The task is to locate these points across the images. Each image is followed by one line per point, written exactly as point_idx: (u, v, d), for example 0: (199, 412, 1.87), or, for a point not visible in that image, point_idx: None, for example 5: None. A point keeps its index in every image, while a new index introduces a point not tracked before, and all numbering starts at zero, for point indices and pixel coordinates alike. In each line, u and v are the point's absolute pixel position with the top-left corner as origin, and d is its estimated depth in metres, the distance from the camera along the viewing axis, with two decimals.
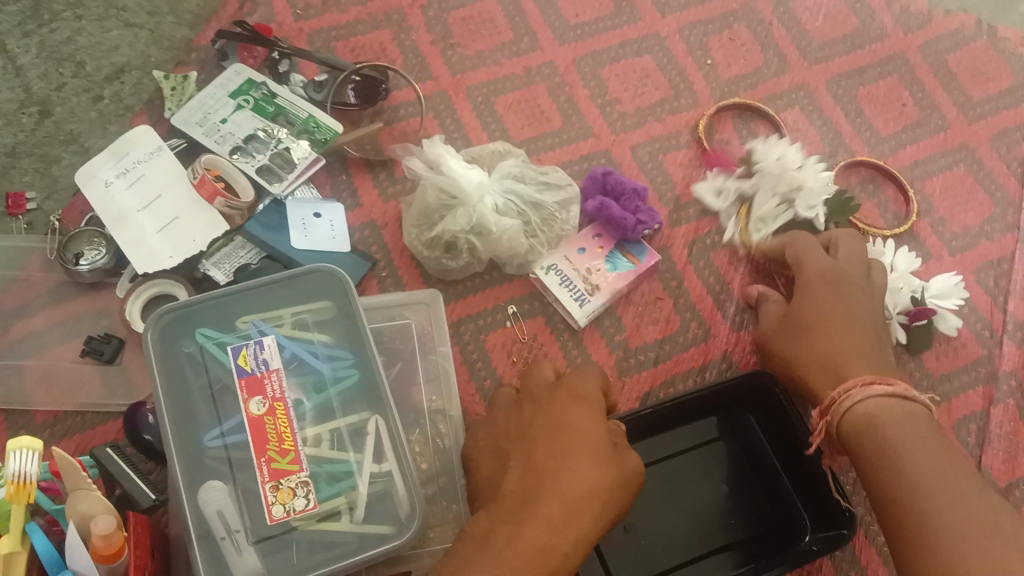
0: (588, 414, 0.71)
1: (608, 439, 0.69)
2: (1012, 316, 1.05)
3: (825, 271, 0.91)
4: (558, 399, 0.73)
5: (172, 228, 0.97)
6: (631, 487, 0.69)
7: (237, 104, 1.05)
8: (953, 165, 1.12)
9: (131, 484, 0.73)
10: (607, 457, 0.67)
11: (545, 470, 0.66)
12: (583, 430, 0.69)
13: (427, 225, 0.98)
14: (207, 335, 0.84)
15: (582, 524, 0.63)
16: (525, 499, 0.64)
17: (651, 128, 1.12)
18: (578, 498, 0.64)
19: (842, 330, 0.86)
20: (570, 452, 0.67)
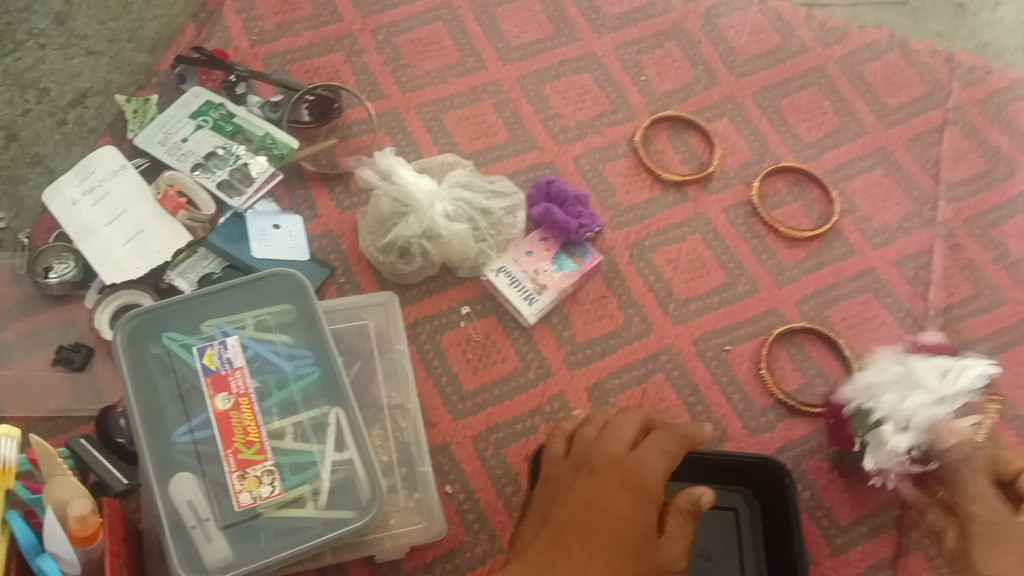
0: (629, 504, 0.72)
1: (641, 533, 0.71)
2: (931, 304, 1.13)
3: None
4: (610, 486, 0.73)
5: (136, 240, 1.01)
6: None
7: (197, 124, 1.10)
8: (872, 167, 1.21)
9: (106, 470, 0.76)
10: (632, 551, 0.70)
11: (570, 559, 0.69)
12: (618, 520, 0.71)
13: (381, 231, 1.03)
14: (174, 337, 0.88)
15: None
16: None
17: (591, 140, 1.19)
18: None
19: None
20: (599, 545, 0.69)
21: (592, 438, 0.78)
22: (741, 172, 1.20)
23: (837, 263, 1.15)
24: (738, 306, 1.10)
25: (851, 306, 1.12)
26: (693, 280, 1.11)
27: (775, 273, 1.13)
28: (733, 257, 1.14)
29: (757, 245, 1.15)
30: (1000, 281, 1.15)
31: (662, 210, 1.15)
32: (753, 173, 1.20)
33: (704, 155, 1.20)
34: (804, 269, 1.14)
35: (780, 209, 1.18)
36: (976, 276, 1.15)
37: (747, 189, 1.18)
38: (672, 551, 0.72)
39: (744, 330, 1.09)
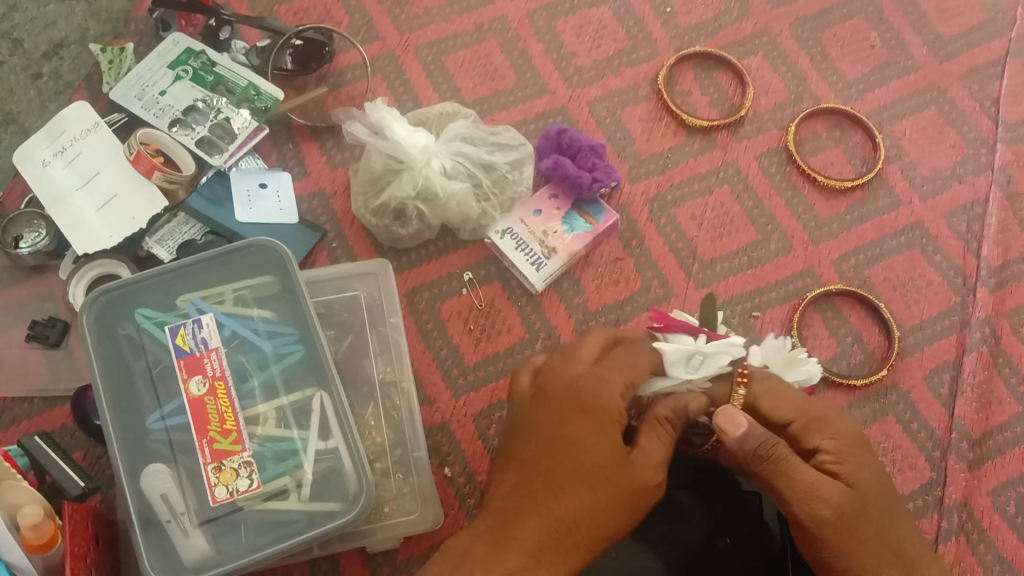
0: (593, 432, 0.67)
1: (604, 465, 0.66)
2: (985, 261, 1.02)
3: (847, 436, 0.69)
4: (568, 416, 0.68)
5: (110, 206, 0.94)
6: (642, 501, 0.66)
7: (176, 75, 1.01)
8: (923, 107, 1.09)
9: (64, 473, 0.75)
10: (603, 482, 0.65)
11: (535, 497, 0.66)
12: (586, 456, 0.66)
13: (374, 192, 0.95)
14: (147, 315, 0.81)
15: (561, 552, 0.64)
16: (528, 548, 0.64)
17: (608, 81, 1.08)
18: (575, 534, 0.64)
19: (892, 527, 0.67)
20: (565, 478, 0.66)
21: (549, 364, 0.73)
22: (776, 115, 1.08)
23: (881, 216, 1.04)
24: (768, 267, 1.00)
25: (896, 265, 1.01)
26: (719, 238, 1.01)
27: (811, 228, 1.02)
28: (764, 211, 1.03)
29: (792, 196, 1.04)
30: None
31: (686, 159, 1.05)
32: (789, 115, 1.08)
33: (735, 95, 1.09)
34: (842, 224, 1.03)
35: (819, 156, 1.06)
36: None
37: (783, 134, 1.07)
38: (648, 467, 0.66)
39: (775, 293, 0.99)
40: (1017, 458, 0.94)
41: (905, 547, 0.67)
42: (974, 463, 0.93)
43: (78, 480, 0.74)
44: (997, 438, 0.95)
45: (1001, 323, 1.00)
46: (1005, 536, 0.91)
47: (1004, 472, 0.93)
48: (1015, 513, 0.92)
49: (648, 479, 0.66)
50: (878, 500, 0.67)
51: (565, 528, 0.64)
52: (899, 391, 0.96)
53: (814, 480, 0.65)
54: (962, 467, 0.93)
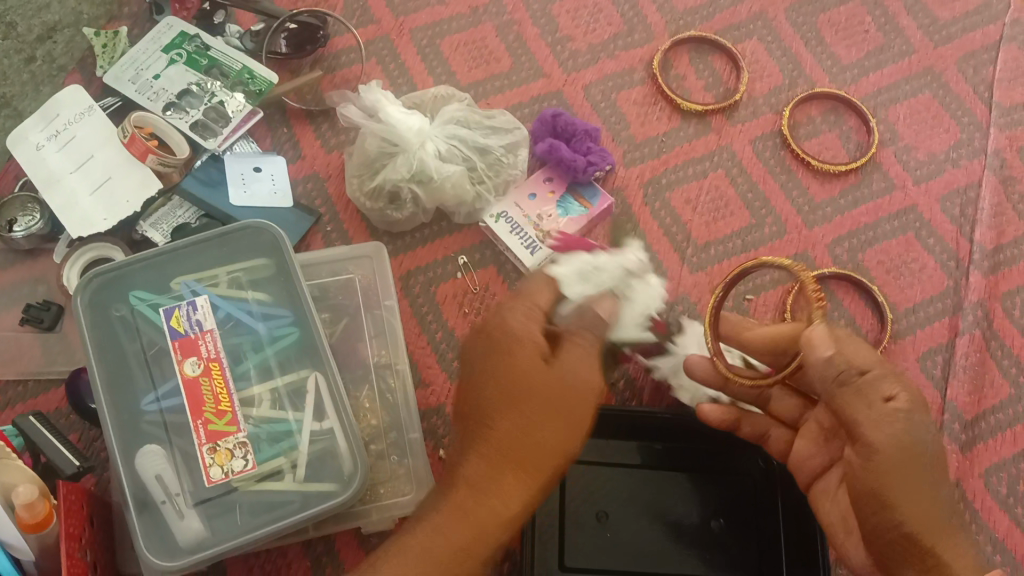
0: (509, 360, 0.64)
1: (524, 378, 0.62)
2: (979, 245, 1.02)
3: (917, 395, 0.65)
4: (489, 357, 0.65)
5: (104, 189, 0.94)
6: (578, 403, 0.63)
7: (170, 58, 1.01)
8: (918, 91, 1.09)
9: (58, 454, 0.75)
10: (530, 401, 0.62)
11: (478, 440, 0.62)
12: (510, 379, 0.63)
13: (369, 175, 0.94)
14: (140, 297, 0.81)
15: (510, 476, 0.61)
16: (476, 480, 0.61)
17: (603, 65, 1.08)
18: (516, 452, 0.61)
19: (943, 480, 0.63)
20: (496, 404, 0.62)
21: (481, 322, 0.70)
22: (771, 99, 1.08)
23: (875, 200, 1.04)
24: (762, 251, 1.00)
25: (889, 249, 1.02)
26: (714, 221, 1.01)
27: (805, 212, 1.02)
28: (759, 195, 1.03)
29: (786, 180, 1.04)
30: None
31: (681, 143, 1.05)
32: (784, 99, 1.08)
33: (730, 79, 1.09)
34: (837, 207, 1.03)
35: (814, 140, 1.07)
36: None
37: (777, 118, 1.07)
38: (570, 369, 0.64)
39: (769, 277, 0.99)
40: (1009, 440, 0.94)
41: (950, 505, 0.62)
42: (967, 445, 0.94)
43: (72, 459, 0.74)
44: (990, 420, 0.95)
45: (994, 306, 1.00)
46: (998, 518, 0.91)
47: (996, 454, 0.94)
48: (1007, 494, 0.92)
49: (571, 380, 0.63)
50: (928, 445, 0.63)
51: (511, 456, 0.61)
52: None
53: (871, 415, 0.63)
54: (955, 449, 0.93)
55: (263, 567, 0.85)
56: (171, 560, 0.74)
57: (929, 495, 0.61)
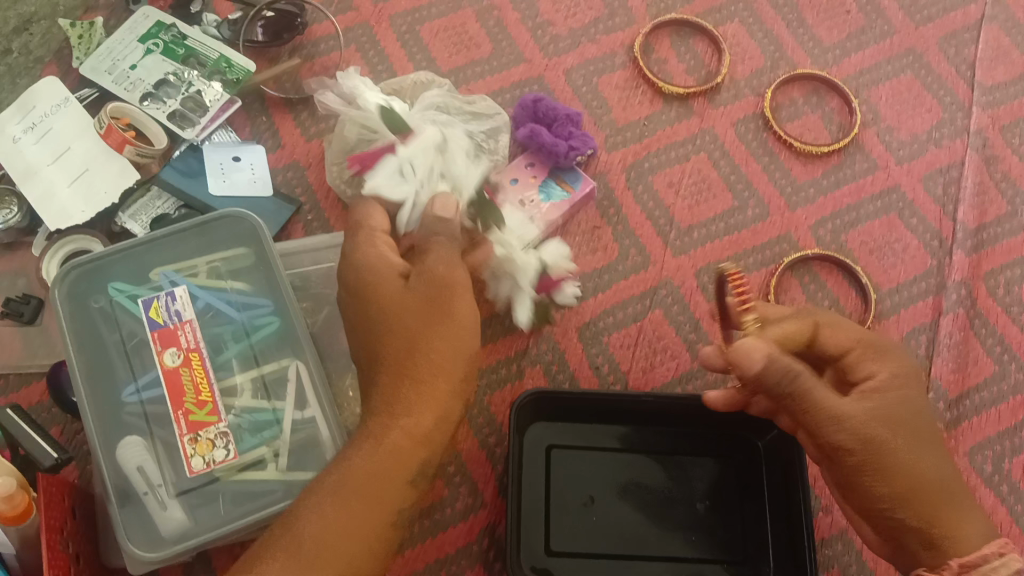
0: (371, 290, 0.68)
1: (390, 299, 0.67)
2: (962, 224, 1.02)
3: (902, 368, 0.67)
4: (363, 299, 0.68)
5: (82, 180, 0.93)
6: (449, 306, 0.66)
7: (147, 48, 1.00)
8: (900, 72, 1.09)
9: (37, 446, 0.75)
10: (404, 318, 0.66)
11: (380, 374, 0.65)
12: (377, 306, 0.67)
13: (348, 162, 0.94)
14: (119, 288, 0.81)
15: (405, 385, 0.64)
16: (378, 403, 0.65)
17: (585, 49, 1.07)
18: (405, 368, 0.64)
19: (935, 446, 0.65)
20: (372, 329, 0.67)
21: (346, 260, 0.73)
22: (753, 81, 1.08)
23: (857, 181, 1.04)
24: (745, 233, 1.00)
25: (872, 230, 1.02)
26: (696, 205, 1.01)
27: (788, 194, 1.02)
28: (741, 177, 1.03)
29: (769, 162, 1.04)
30: None
31: (663, 126, 1.04)
32: (766, 81, 1.08)
33: (711, 62, 1.08)
34: (820, 188, 1.03)
35: (797, 122, 1.06)
36: (1012, 190, 1.04)
37: (760, 100, 1.07)
38: (436, 275, 0.67)
39: (752, 259, 0.99)
40: (992, 417, 0.95)
41: (944, 471, 0.64)
42: (951, 423, 0.94)
43: (51, 450, 0.73)
44: (974, 399, 0.95)
45: (977, 285, 1.00)
46: (983, 495, 0.91)
47: (981, 432, 0.94)
48: (992, 472, 0.92)
49: (438, 285, 0.66)
50: (912, 414, 0.64)
51: (399, 368, 0.64)
52: None
53: (831, 398, 0.64)
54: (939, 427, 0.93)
55: (250, 557, 0.84)
56: (154, 551, 0.73)
57: (912, 466, 0.62)
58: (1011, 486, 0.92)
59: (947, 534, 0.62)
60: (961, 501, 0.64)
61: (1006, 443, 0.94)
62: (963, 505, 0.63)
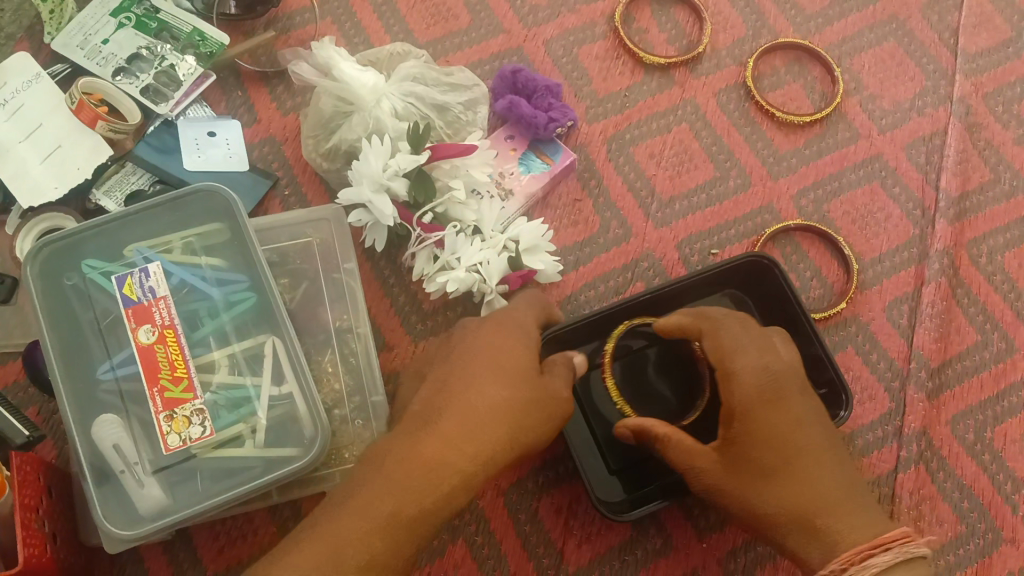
0: (504, 342, 0.67)
1: (525, 362, 0.66)
2: (944, 192, 1.02)
3: (761, 391, 0.67)
4: (483, 328, 0.69)
5: (55, 157, 0.92)
6: (558, 412, 0.66)
7: (119, 23, 0.98)
8: (883, 40, 1.08)
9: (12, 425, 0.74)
10: (520, 379, 0.64)
11: (451, 390, 0.64)
12: (499, 353, 0.66)
13: (325, 135, 0.93)
14: (92, 266, 0.79)
15: (481, 439, 0.61)
16: (448, 441, 0.60)
17: (564, 19, 1.06)
18: (495, 417, 0.62)
19: (802, 459, 0.65)
20: (480, 371, 0.64)
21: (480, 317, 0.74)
22: (734, 51, 1.07)
23: (840, 150, 1.03)
24: (727, 204, 1.00)
25: (854, 199, 1.01)
26: (678, 176, 1.00)
27: (770, 164, 1.02)
28: (723, 147, 1.02)
29: (750, 132, 1.03)
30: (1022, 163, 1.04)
31: (644, 97, 1.03)
32: (747, 51, 1.07)
33: (692, 32, 1.07)
34: (801, 158, 1.02)
35: (778, 91, 1.05)
36: (995, 158, 1.04)
37: (741, 70, 1.06)
38: (559, 385, 0.67)
39: (733, 231, 0.99)
40: (975, 386, 0.95)
41: (811, 490, 0.64)
42: (933, 392, 0.94)
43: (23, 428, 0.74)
44: (956, 368, 0.95)
45: (960, 254, 1.00)
46: (965, 464, 0.92)
47: (963, 401, 0.94)
48: (974, 441, 0.93)
49: (560, 394, 0.66)
50: (763, 442, 0.66)
51: (488, 417, 0.61)
52: (858, 323, 0.96)
53: (690, 445, 0.71)
54: (922, 396, 0.93)
55: (229, 534, 0.84)
56: (133, 529, 0.73)
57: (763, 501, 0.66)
58: (993, 454, 0.92)
59: (821, 548, 0.63)
60: (847, 507, 0.64)
61: (989, 412, 0.94)
62: (847, 515, 0.63)
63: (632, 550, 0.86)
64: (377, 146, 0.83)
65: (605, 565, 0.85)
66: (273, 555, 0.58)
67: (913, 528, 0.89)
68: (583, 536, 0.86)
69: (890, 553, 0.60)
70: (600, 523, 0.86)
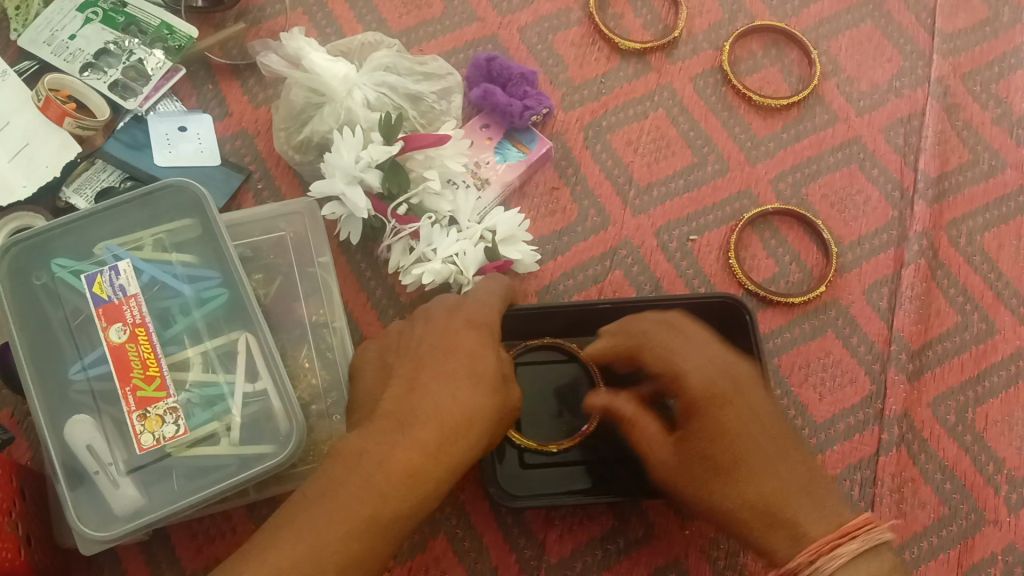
0: (477, 340, 0.66)
1: (498, 365, 0.65)
2: (923, 174, 1.01)
3: (710, 386, 0.66)
4: (452, 323, 0.68)
5: (23, 155, 0.91)
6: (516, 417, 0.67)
7: (86, 17, 0.97)
8: (860, 21, 1.08)
9: None
10: (492, 384, 0.64)
11: (424, 390, 0.63)
12: (474, 356, 0.65)
13: (296, 127, 0.92)
14: (61, 264, 0.78)
15: (457, 449, 0.61)
16: (426, 451, 0.60)
17: (538, 6, 1.05)
18: (461, 428, 0.62)
19: (767, 451, 0.64)
20: (455, 374, 0.63)
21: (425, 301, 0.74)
22: (710, 36, 1.06)
23: (818, 133, 1.02)
24: (705, 190, 0.99)
25: (833, 182, 1.01)
26: (655, 162, 1.00)
27: (748, 148, 1.01)
28: (700, 133, 1.01)
29: (728, 117, 1.02)
30: (1001, 143, 1.04)
31: (621, 84, 1.03)
32: (723, 35, 1.06)
33: (668, 17, 1.06)
34: (779, 142, 1.02)
35: (755, 75, 1.05)
36: (974, 138, 1.04)
37: (718, 54, 1.05)
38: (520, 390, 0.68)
39: (712, 217, 0.98)
40: (955, 367, 0.94)
41: (769, 484, 0.63)
42: (914, 374, 0.94)
43: None
44: (937, 349, 0.95)
45: (939, 236, 0.99)
46: (946, 446, 0.91)
47: (943, 382, 0.94)
48: (955, 422, 0.92)
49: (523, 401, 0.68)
50: (721, 433, 0.64)
51: (463, 428, 0.62)
52: (838, 306, 0.96)
53: (651, 432, 0.70)
54: (902, 379, 0.93)
55: (207, 533, 0.83)
56: (108, 531, 0.72)
57: (728, 493, 0.64)
58: (974, 436, 0.92)
59: (784, 540, 0.62)
60: (810, 500, 0.63)
61: (970, 394, 0.94)
62: (809, 507, 0.62)
63: (613, 540, 0.86)
64: (348, 137, 0.83)
65: (587, 554, 0.85)
66: (246, 552, 0.57)
67: (896, 511, 0.88)
68: (564, 527, 0.85)
69: (854, 544, 0.60)
70: (580, 514, 0.86)
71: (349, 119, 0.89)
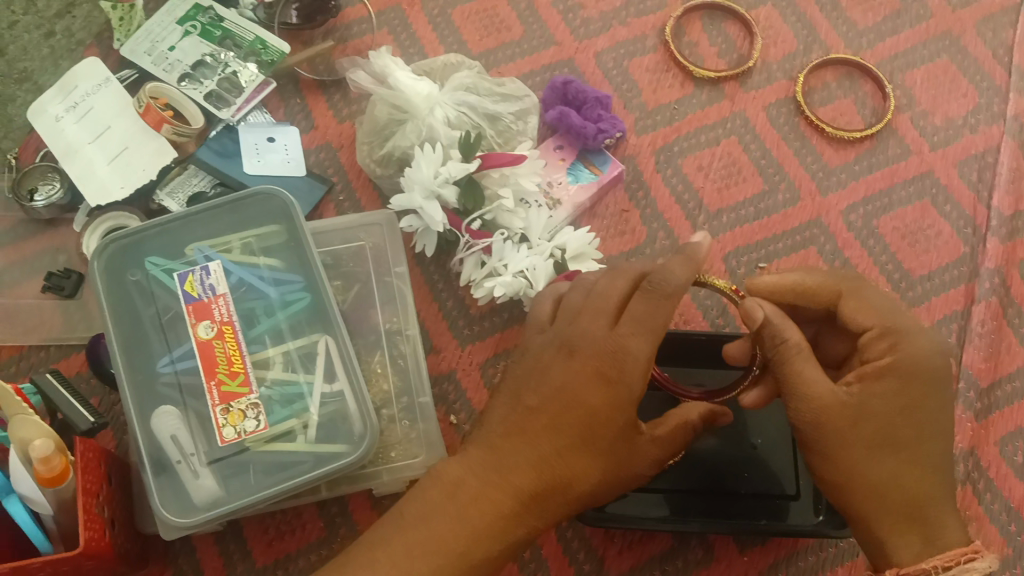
0: (608, 400, 0.62)
1: (618, 428, 0.63)
2: (996, 211, 1.01)
3: (926, 361, 0.64)
4: (586, 368, 0.63)
5: (121, 159, 0.96)
6: (630, 479, 0.65)
7: (185, 30, 1.03)
8: (936, 55, 1.08)
9: (73, 411, 0.78)
10: (602, 450, 0.63)
11: (533, 440, 0.62)
12: (595, 418, 0.62)
13: (378, 142, 0.96)
14: (155, 262, 0.82)
15: (548, 503, 0.62)
16: (519, 498, 0.61)
17: (616, 32, 1.08)
18: (560, 481, 0.62)
19: (933, 444, 0.63)
20: (569, 434, 0.62)
21: (568, 317, 0.68)
22: (785, 66, 1.07)
23: (890, 165, 1.03)
24: (775, 218, 1.00)
25: (904, 215, 1.01)
26: (725, 188, 1.01)
27: (819, 178, 1.02)
28: (772, 160, 1.02)
29: (800, 146, 1.03)
30: None
31: (694, 110, 1.04)
32: (798, 65, 1.07)
33: (743, 46, 1.08)
34: (852, 172, 1.02)
35: (828, 106, 1.06)
36: None
37: (792, 85, 1.06)
38: (648, 452, 0.65)
39: (781, 245, 0.99)
40: None
41: (930, 478, 0.63)
42: (981, 412, 0.93)
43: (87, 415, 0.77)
44: (1005, 388, 0.94)
45: (1011, 272, 0.98)
46: (1013, 485, 0.90)
47: (1012, 421, 0.93)
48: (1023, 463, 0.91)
49: (642, 463, 0.65)
50: (904, 408, 0.63)
51: (562, 484, 0.62)
52: None
53: (817, 379, 0.64)
54: (968, 416, 0.92)
55: (279, 528, 0.86)
56: (189, 518, 0.75)
57: (887, 469, 0.62)
58: None
59: (915, 532, 0.62)
60: (950, 506, 0.63)
61: None
62: (945, 513, 0.63)
63: (672, 560, 0.86)
64: (429, 153, 0.86)
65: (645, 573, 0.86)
66: (342, 562, 0.60)
67: None
68: (624, 544, 0.87)
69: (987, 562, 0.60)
70: (640, 532, 0.87)
71: (430, 136, 0.92)
